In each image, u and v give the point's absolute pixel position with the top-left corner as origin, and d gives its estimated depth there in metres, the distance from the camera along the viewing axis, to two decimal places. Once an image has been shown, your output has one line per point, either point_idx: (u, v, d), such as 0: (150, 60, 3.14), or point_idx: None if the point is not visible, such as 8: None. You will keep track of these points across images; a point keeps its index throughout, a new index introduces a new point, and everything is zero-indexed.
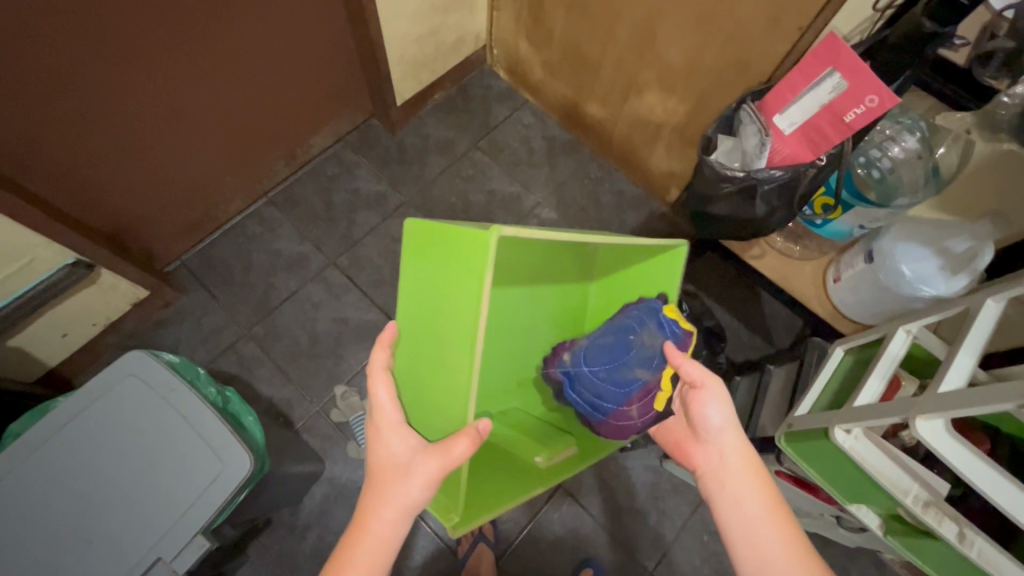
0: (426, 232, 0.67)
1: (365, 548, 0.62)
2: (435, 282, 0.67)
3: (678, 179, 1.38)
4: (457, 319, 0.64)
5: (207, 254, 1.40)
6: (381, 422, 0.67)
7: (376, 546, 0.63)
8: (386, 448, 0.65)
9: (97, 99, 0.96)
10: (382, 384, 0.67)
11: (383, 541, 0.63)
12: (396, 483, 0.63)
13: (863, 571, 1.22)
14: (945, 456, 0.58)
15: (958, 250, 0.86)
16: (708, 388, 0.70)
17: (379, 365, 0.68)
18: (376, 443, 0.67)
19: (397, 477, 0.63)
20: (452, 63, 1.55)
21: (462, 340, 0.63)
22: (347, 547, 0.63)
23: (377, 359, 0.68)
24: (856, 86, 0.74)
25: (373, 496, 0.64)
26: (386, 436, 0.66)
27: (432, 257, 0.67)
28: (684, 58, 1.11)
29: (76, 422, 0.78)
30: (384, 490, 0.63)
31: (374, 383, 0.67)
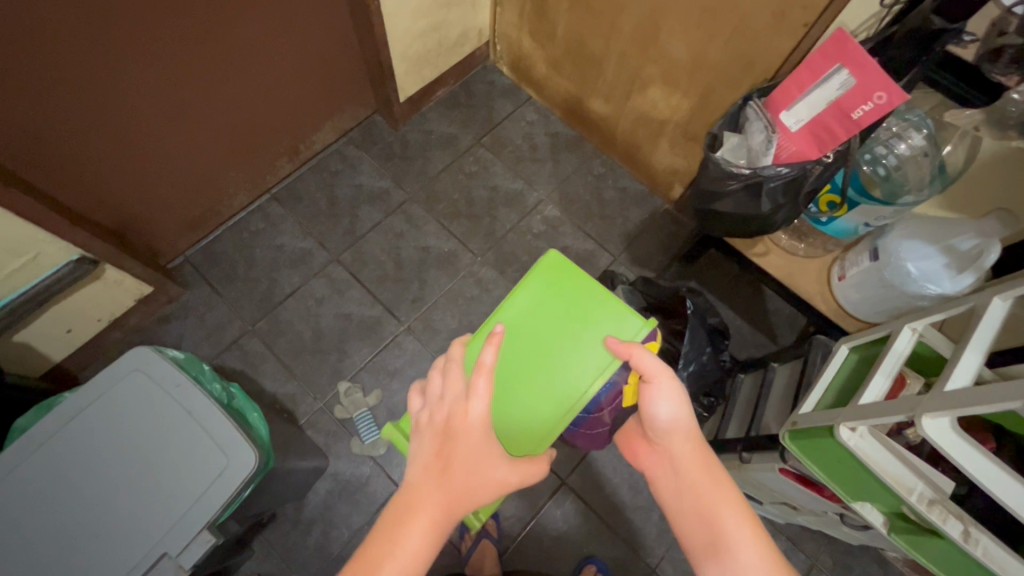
0: (570, 273, 0.79)
1: (412, 538, 0.55)
2: (562, 321, 0.77)
3: (681, 176, 1.38)
4: (572, 366, 0.74)
5: (211, 250, 1.40)
6: (471, 410, 0.60)
7: (426, 532, 0.56)
8: (468, 441, 0.59)
9: (98, 94, 0.95)
10: (485, 379, 0.60)
11: (436, 532, 0.56)
12: (470, 483, 0.58)
13: (865, 568, 1.22)
14: (953, 455, 0.57)
15: (964, 248, 0.83)
16: (660, 384, 0.66)
17: (488, 362, 0.60)
18: (451, 432, 0.60)
19: (476, 476, 0.59)
20: (455, 59, 1.55)
21: (566, 387, 0.73)
22: (389, 533, 0.55)
23: (486, 356, 0.61)
24: (865, 83, 0.74)
25: (439, 480, 0.58)
26: (468, 428, 0.60)
27: (570, 294, 0.78)
28: (688, 54, 1.11)
29: (81, 418, 0.78)
30: (454, 480, 0.58)
31: (477, 375, 0.61)
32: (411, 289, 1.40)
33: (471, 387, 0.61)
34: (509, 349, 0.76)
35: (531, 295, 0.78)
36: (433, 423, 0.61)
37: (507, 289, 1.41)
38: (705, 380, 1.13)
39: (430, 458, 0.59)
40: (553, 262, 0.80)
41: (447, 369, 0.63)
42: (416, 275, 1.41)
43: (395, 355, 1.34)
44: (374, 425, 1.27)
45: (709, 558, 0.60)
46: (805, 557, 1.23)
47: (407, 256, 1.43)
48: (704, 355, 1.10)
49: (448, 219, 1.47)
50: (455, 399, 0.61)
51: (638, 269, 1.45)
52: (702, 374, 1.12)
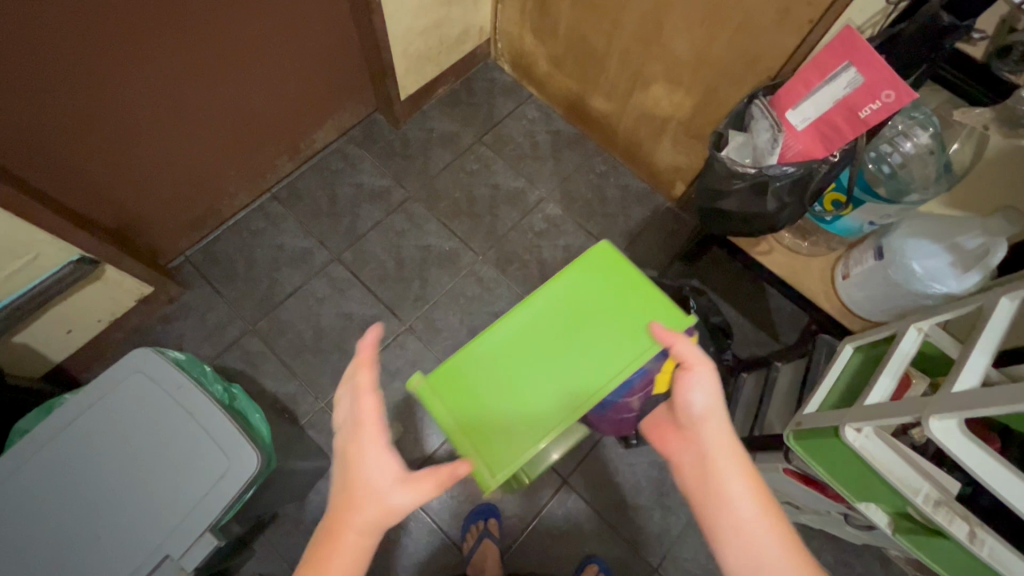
0: (614, 267, 0.74)
1: (336, 562, 0.57)
2: (595, 315, 0.71)
3: (684, 174, 1.37)
4: (595, 360, 0.69)
5: (210, 249, 1.39)
6: (363, 437, 0.60)
7: (351, 556, 0.58)
8: (367, 464, 0.60)
9: (95, 92, 0.94)
10: (371, 401, 0.60)
11: (358, 554, 0.58)
12: (374, 504, 0.59)
13: (867, 567, 1.22)
14: (960, 457, 0.57)
15: (969, 246, 0.83)
16: (699, 372, 0.67)
17: (367, 382, 0.61)
18: (353, 459, 0.60)
19: (378, 498, 0.59)
20: (456, 56, 1.54)
21: (586, 380, 0.67)
22: (317, 558, 0.57)
23: (364, 378, 0.61)
24: (873, 81, 0.73)
25: (353, 495, 0.59)
26: (365, 452, 0.60)
27: (608, 289, 0.73)
28: (691, 51, 1.10)
29: (83, 420, 0.78)
30: (357, 503, 0.59)
31: (361, 401, 0.60)
32: (412, 288, 1.39)
33: (359, 412, 0.60)
34: (532, 335, 0.71)
35: (571, 281, 0.74)
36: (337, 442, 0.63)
37: (509, 288, 1.40)
38: None
39: (340, 484, 0.61)
40: (602, 254, 0.75)
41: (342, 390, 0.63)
42: (417, 274, 1.41)
43: (397, 355, 1.33)
44: None
45: (720, 543, 0.61)
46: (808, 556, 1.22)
47: (408, 255, 1.42)
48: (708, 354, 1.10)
49: (449, 218, 1.47)
50: (351, 424, 0.61)
51: (641, 268, 1.44)
52: None
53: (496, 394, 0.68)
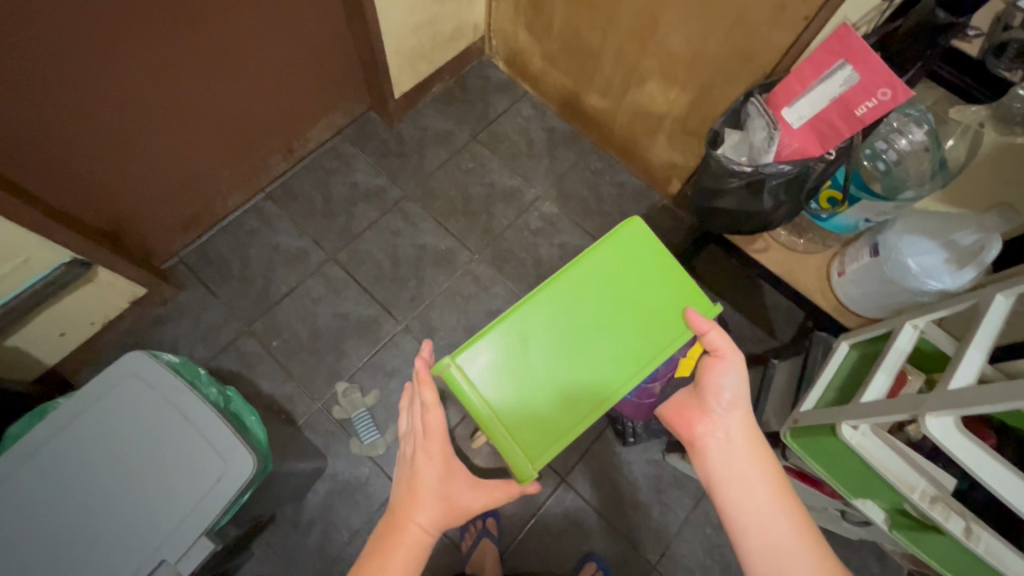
0: (644, 249, 0.74)
1: (399, 552, 0.66)
2: (626, 302, 0.72)
3: (680, 171, 1.37)
4: (627, 349, 0.71)
5: (204, 250, 1.38)
6: (429, 445, 0.71)
7: (409, 549, 0.67)
8: (428, 471, 0.70)
9: (84, 91, 0.93)
10: (435, 414, 0.70)
11: (417, 548, 0.67)
12: (435, 504, 0.69)
13: (863, 561, 1.23)
14: (956, 455, 0.57)
15: (965, 243, 0.84)
16: (729, 359, 0.72)
17: (429, 399, 0.69)
18: (417, 466, 0.71)
19: (436, 500, 0.69)
20: (450, 54, 1.53)
21: (619, 370, 0.70)
22: (379, 551, 0.67)
23: (426, 395, 0.69)
24: (869, 79, 0.73)
25: (412, 500, 0.69)
26: (429, 461, 0.71)
27: (637, 274, 0.74)
28: (687, 48, 1.09)
29: (77, 424, 0.77)
30: (419, 503, 0.69)
31: (428, 414, 0.70)
32: (408, 288, 1.39)
33: (425, 424, 0.71)
34: (560, 321, 0.71)
35: (601, 263, 0.73)
36: (407, 453, 0.74)
37: (505, 287, 1.40)
38: None
39: (405, 487, 0.71)
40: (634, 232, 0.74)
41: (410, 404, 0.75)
42: (413, 274, 1.40)
43: (393, 354, 1.33)
44: (372, 425, 1.26)
45: (739, 531, 0.67)
46: None
47: (404, 254, 1.42)
48: None
49: (445, 217, 1.46)
50: (417, 436, 0.72)
51: None
52: None
53: (526, 380, 0.69)
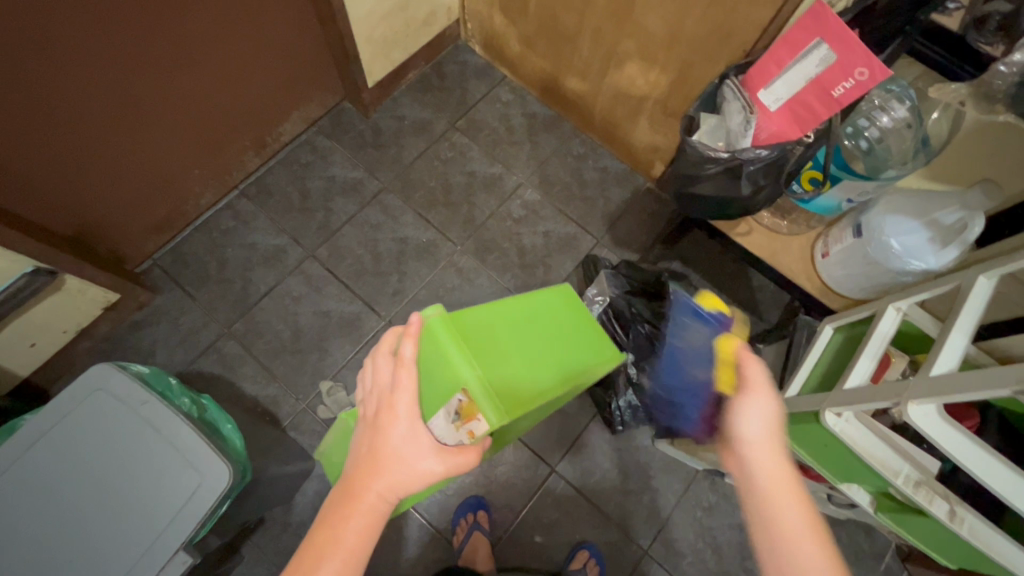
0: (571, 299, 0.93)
1: (354, 522, 0.56)
2: (563, 322, 0.88)
3: (662, 154, 1.35)
4: (568, 354, 0.84)
5: (179, 251, 1.35)
6: (397, 404, 0.60)
7: (364, 518, 0.57)
8: (393, 431, 0.59)
9: (40, 92, 0.89)
10: (407, 372, 0.61)
11: (374, 519, 0.57)
12: (397, 466, 0.58)
13: (854, 539, 1.24)
14: (942, 444, 0.56)
15: (948, 222, 0.82)
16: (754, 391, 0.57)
17: (408, 354, 0.62)
18: (379, 424, 0.60)
19: (398, 465, 0.58)
20: (425, 39, 1.49)
21: (562, 366, 0.82)
22: (331, 520, 0.57)
23: (405, 350, 0.62)
24: (845, 58, 0.71)
25: (371, 465, 0.58)
26: (393, 419, 0.60)
27: (571, 313, 0.90)
28: (665, 28, 1.07)
29: (43, 442, 0.76)
30: (378, 466, 0.58)
31: (399, 370, 0.62)
32: (391, 283, 1.36)
33: (394, 380, 0.62)
34: (513, 321, 0.82)
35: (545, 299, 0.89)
36: (367, 414, 0.63)
37: (489, 278, 1.38)
38: None
39: (364, 448, 0.60)
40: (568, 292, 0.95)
41: (374, 361, 0.65)
42: (394, 268, 1.37)
43: None
44: None
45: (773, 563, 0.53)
46: None
47: (384, 248, 1.39)
48: None
49: (426, 208, 1.43)
50: (382, 392, 0.62)
51: (622, 251, 1.42)
52: None
53: (495, 360, 0.76)
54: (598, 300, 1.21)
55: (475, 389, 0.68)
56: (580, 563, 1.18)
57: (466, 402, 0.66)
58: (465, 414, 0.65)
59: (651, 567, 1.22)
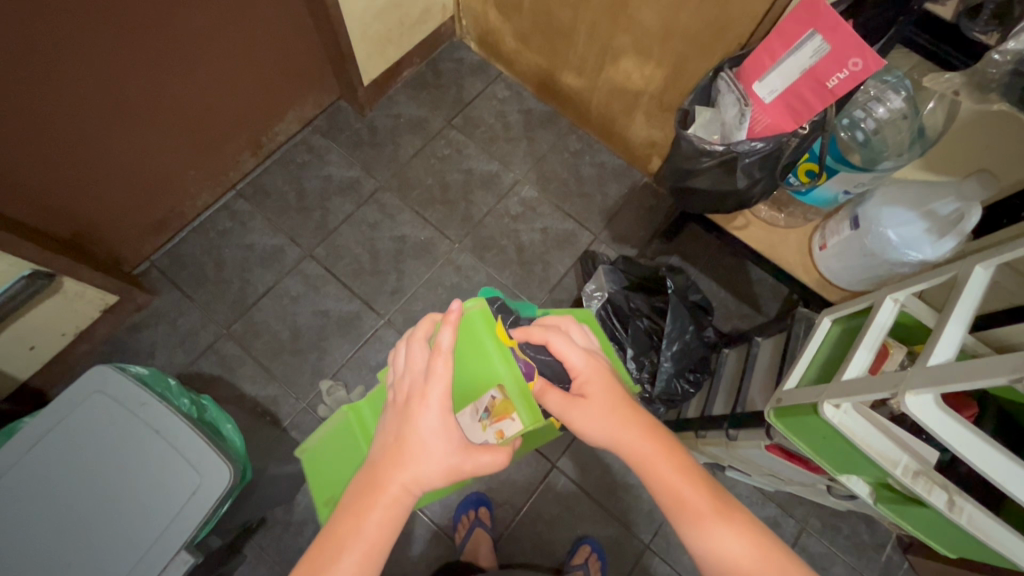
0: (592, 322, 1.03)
1: (373, 515, 0.56)
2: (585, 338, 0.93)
3: (659, 149, 1.35)
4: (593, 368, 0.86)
5: (176, 253, 1.35)
6: (428, 396, 0.59)
7: (386, 510, 0.56)
8: (422, 423, 0.58)
9: (32, 95, 0.89)
10: (443, 363, 0.59)
11: (395, 511, 0.57)
12: (424, 461, 0.57)
13: (854, 530, 1.24)
14: (938, 433, 0.56)
15: (944, 213, 0.82)
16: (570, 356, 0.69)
17: (445, 344, 0.59)
18: (409, 415, 0.59)
19: (424, 459, 0.57)
20: (420, 37, 1.48)
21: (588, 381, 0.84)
22: (355, 509, 0.57)
23: (443, 339, 0.59)
24: (839, 50, 0.70)
25: (397, 457, 0.58)
26: (424, 410, 0.59)
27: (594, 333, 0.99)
28: (660, 21, 1.06)
29: (42, 444, 0.76)
30: (407, 458, 0.57)
31: (435, 359, 0.59)
32: (389, 281, 1.36)
33: (429, 369, 0.59)
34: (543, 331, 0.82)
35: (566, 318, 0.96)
36: (397, 401, 0.62)
37: (488, 275, 1.38)
38: (689, 356, 1.12)
39: (391, 439, 0.59)
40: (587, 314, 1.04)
41: (408, 347, 0.63)
42: (392, 267, 1.37)
43: (377, 349, 1.31)
44: None
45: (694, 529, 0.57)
46: (795, 522, 1.24)
47: (382, 247, 1.39)
48: (686, 335, 1.11)
49: (423, 206, 1.43)
50: (415, 380, 0.61)
51: (620, 246, 1.42)
52: (684, 353, 1.12)
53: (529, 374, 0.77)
54: (597, 295, 1.21)
55: (512, 387, 0.74)
56: (582, 558, 1.18)
57: (500, 400, 0.74)
58: (499, 413, 0.74)
59: (652, 561, 1.22)
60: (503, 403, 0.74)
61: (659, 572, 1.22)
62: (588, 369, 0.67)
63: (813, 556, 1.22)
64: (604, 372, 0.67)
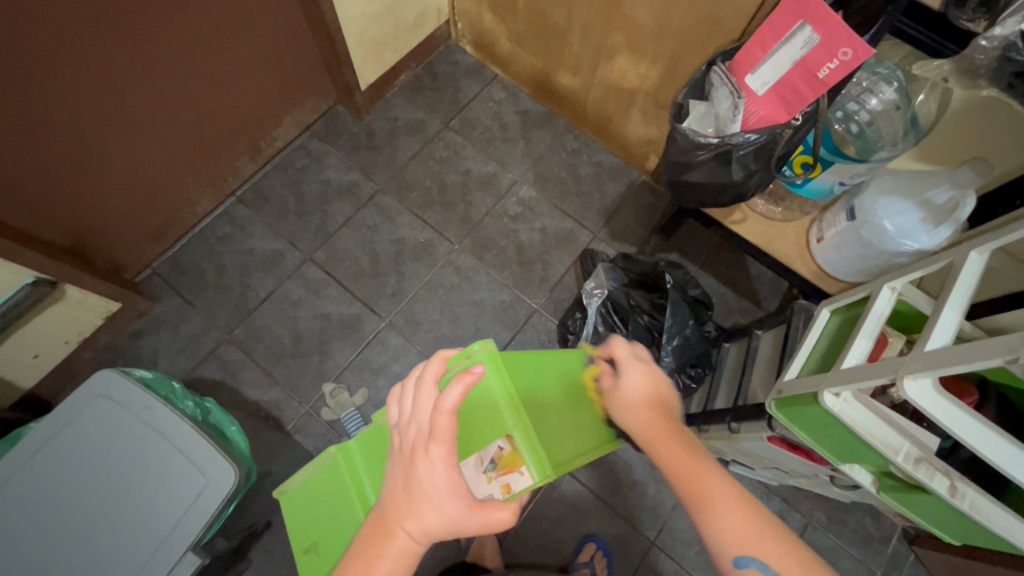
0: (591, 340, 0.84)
1: (385, 560, 0.54)
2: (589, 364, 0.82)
3: (655, 146, 1.35)
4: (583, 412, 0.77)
5: (177, 260, 1.35)
6: (432, 452, 0.54)
7: (396, 559, 0.54)
8: (427, 478, 0.54)
9: (33, 107, 0.90)
10: (447, 420, 0.52)
11: (405, 559, 0.55)
12: (430, 515, 0.54)
13: (860, 524, 1.24)
14: (938, 417, 0.56)
15: (939, 201, 0.83)
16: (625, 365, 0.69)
17: (450, 403, 0.51)
18: (414, 466, 0.55)
19: (432, 515, 0.54)
20: (416, 41, 1.49)
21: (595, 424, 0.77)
22: (365, 554, 0.55)
23: (449, 397, 0.51)
24: (829, 39, 0.71)
25: (407, 506, 0.55)
26: (429, 467, 0.54)
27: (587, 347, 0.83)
28: (653, 20, 1.07)
29: (47, 449, 0.77)
30: (414, 510, 0.54)
31: (438, 418, 0.53)
32: (389, 284, 1.37)
33: (432, 426, 0.53)
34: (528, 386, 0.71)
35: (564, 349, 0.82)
36: (404, 448, 0.56)
37: (488, 276, 1.39)
38: (689, 348, 1.13)
39: (399, 485, 0.56)
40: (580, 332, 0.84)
41: (415, 391, 0.57)
42: (393, 270, 1.38)
43: (379, 352, 1.31)
44: (363, 424, 1.26)
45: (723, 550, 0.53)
46: (801, 516, 1.24)
47: (382, 250, 1.40)
48: (687, 329, 1.12)
49: (422, 209, 1.44)
50: (420, 431, 0.55)
51: (619, 244, 1.43)
52: (685, 346, 1.12)
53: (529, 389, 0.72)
54: (596, 292, 1.20)
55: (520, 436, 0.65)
56: (588, 555, 1.18)
57: (507, 451, 0.65)
58: (507, 464, 0.64)
59: (658, 557, 1.22)
60: (510, 454, 0.65)
61: (665, 568, 1.22)
62: (629, 364, 0.69)
63: (818, 550, 1.22)
64: (646, 369, 0.69)
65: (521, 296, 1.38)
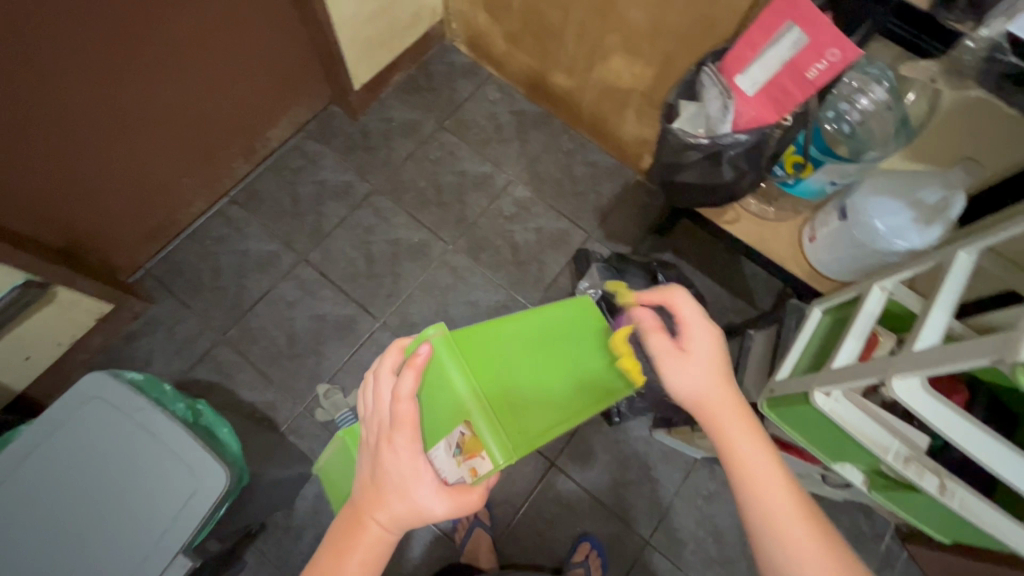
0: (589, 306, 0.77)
1: (356, 553, 0.55)
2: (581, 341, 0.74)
3: (650, 146, 1.35)
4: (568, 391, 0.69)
5: (171, 261, 1.35)
6: (395, 440, 0.56)
7: (368, 550, 0.56)
8: (392, 467, 0.56)
9: (29, 108, 0.90)
10: (406, 405, 0.56)
11: (377, 549, 0.56)
12: (396, 504, 0.55)
13: (854, 522, 1.25)
14: (926, 416, 0.57)
15: (931, 201, 0.84)
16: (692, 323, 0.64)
17: (406, 389, 0.56)
18: (380, 457, 0.57)
19: (399, 503, 0.55)
20: (411, 41, 1.49)
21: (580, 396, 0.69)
22: (337, 546, 0.56)
23: (404, 382, 0.56)
24: (818, 39, 0.72)
25: (374, 497, 0.56)
26: (393, 456, 0.56)
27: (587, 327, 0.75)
28: (648, 20, 1.07)
29: (38, 451, 0.77)
30: (381, 500, 0.56)
31: (397, 404, 0.56)
32: (384, 285, 1.37)
33: (393, 413, 0.56)
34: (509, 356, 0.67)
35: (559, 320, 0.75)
36: (370, 440, 0.59)
37: (482, 276, 1.39)
38: None
39: (367, 478, 0.58)
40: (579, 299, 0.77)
41: (375, 383, 0.60)
42: (388, 270, 1.38)
43: (374, 352, 1.31)
44: None
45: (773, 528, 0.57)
46: None
47: (377, 250, 1.39)
48: None
49: (417, 209, 1.44)
50: (381, 423, 0.58)
51: (614, 244, 1.43)
52: None
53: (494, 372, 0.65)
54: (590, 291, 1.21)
55: (479, 419, 0.60)
56: (583, 554, 1.18)
57: (470, 435, 0.59)
58: (469, 449, 0.58)
59: (653, 556, 1.22)
60: (473, 439, 0.58)
61: (660, 567, 1.22)
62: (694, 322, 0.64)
63: None
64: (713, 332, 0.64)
65: (516, 296, 1.38)
